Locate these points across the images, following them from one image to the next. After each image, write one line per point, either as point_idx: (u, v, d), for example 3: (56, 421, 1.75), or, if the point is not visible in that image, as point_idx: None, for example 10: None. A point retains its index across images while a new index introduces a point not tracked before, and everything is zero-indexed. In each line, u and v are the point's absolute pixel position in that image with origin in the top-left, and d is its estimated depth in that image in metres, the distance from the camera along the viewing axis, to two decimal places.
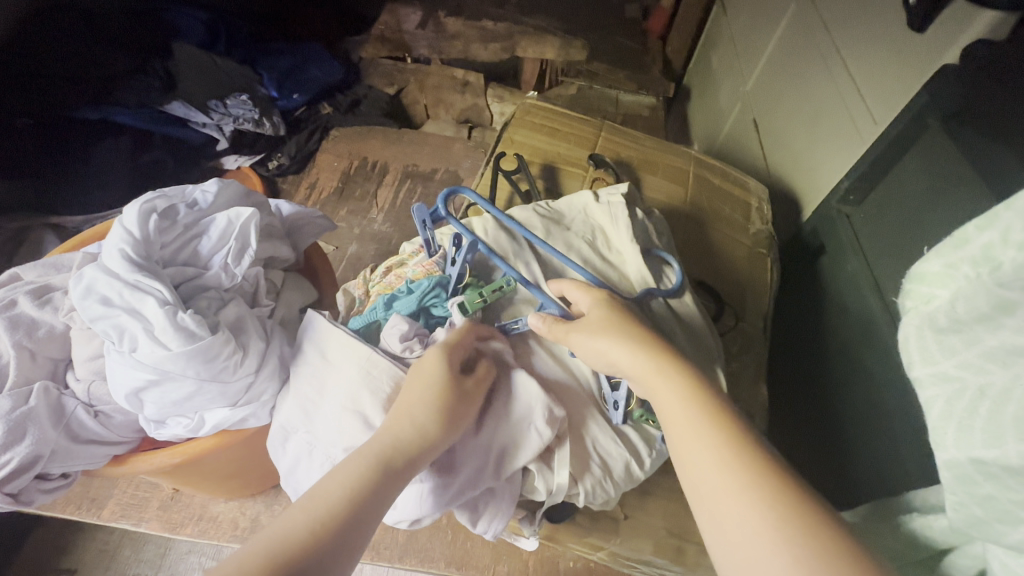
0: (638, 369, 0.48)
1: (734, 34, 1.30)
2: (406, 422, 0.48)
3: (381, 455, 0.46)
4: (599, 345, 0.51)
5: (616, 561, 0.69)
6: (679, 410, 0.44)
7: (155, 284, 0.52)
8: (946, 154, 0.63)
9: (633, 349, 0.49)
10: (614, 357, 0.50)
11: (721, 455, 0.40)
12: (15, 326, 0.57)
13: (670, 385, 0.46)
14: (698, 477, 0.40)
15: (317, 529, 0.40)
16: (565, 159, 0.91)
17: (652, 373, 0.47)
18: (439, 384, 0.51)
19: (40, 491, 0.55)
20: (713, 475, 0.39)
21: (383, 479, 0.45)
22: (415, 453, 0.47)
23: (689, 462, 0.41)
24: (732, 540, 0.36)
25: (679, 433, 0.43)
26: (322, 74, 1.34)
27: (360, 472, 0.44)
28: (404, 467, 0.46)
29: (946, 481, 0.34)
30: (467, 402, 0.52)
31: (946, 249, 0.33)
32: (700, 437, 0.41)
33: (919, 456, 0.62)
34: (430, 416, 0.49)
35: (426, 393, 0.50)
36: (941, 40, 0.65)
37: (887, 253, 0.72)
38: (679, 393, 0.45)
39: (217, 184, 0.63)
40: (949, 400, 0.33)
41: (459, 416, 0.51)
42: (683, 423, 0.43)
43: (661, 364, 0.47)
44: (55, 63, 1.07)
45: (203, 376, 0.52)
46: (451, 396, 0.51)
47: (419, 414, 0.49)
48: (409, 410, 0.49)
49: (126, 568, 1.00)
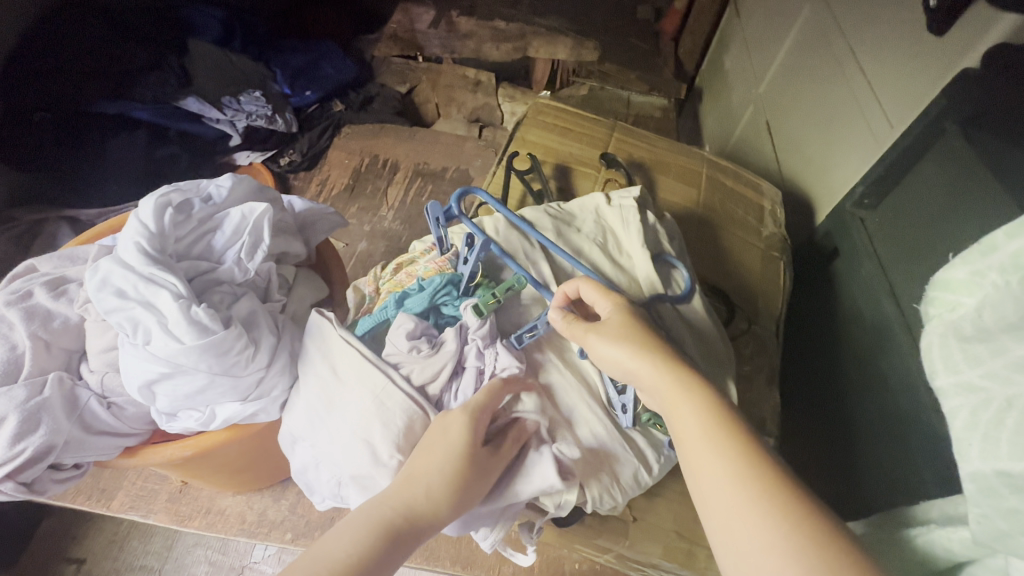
0: (655, 383, 0.47)
1: (747, 36, 1.29)
2: (422, 493, 0.48)
3: (390, 528, 0.46)
4: (615, 353, 0.50)
5: (624, 564, 0.69)
6: (693, 428, 0.43)
7: (170, 278, 0.52)
8: (965, 160, 0.62)
9: (653, 363, 0.48)
10: (631, 368, 0.49)
11: (736, 471, 0.39)
12: (31, 316, 0.58)
13: (688, 401, 0.45)
14: (711, 491, 0.40)
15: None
16: (577, 159, 0.91)
17: (671, 390, 0.46)
18: (458, 454, 0.49)
19: (53, 481, 0.55)
20: (726, 488, 0.39)
21: (389, 553, 0.45)
22: (423, 525, 0.47)
23: (701, 475, 0.41)
24: (742, 555, 0.36)
25: (693, 448, 0.42)
26: (336, 72, 1.35)
27: (367, 546, 0.45)
28: (411, 535, 0.47)
29: (968, 494, 0.33)
30: (483, 471, 0.51)
31: (972, 257, 0.33)
32: (714, 451, 0.41)
33: (933, 467, 0.61)
34: (446, 491, 0.48)
35: (444, 464, 0.49)
36: (960, 44, 0.64)
37: (903, 261, 0.70)
38: (697, 405, 0.44)
39: (231, 180, 0.64)
40: (974, 410, 0.32)
41: (474, 488, 0.50)
42: (696, 438, 0.42)
43: (681, 377, 0.46)
44: (74, 58, 1.08)
45: (215, 370, 0.52)
46: (471, 468, 0.50)
47: (436, 488, 0.48)
48: (427, 483, 0.48)
49: (135, 559, 1.01)
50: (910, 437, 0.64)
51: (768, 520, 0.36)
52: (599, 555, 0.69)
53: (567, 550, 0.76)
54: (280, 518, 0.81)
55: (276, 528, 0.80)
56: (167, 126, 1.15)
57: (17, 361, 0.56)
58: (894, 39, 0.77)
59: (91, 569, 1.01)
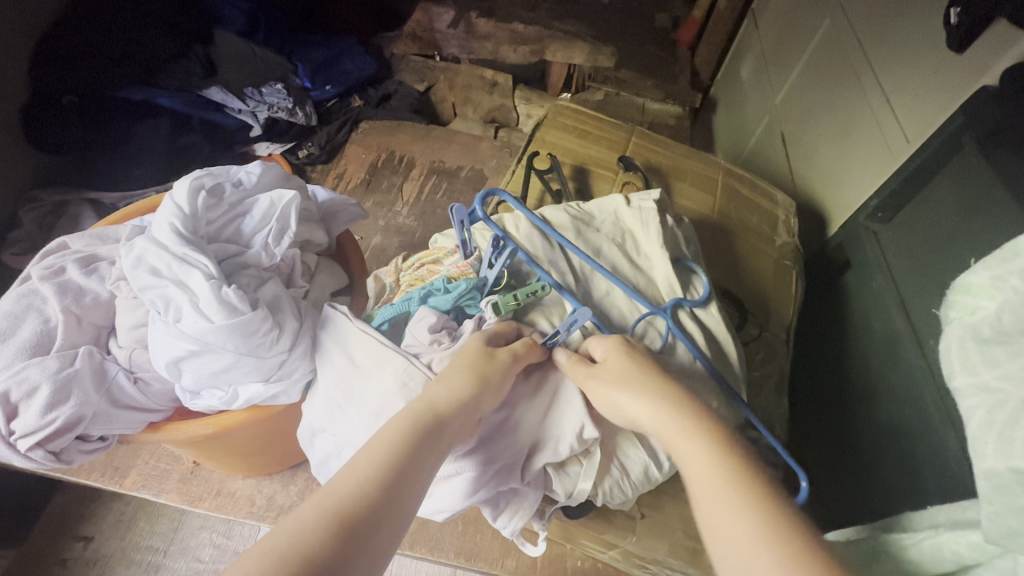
0: (665, 433, 0.48)
1: (765, 49, 1.30)
2: (440, 389, 0.50)
3: (415, 417, 0.48)
4: (616, 400, 0.52)
5: (628, 559, 0.71)
6: (700, 471, 0.44)
7: (202, 259, 0.53)
8: (981, 173, 0.63)
9: (662, 411, 0.49)
10: (639, 417, 0.50)
11: (756, 524, 0.39)
12: (63, 291, 0.60)
13: (699, 448, 0.45)
14: (728, 540, 0.39)
15: (366, 491, 0.42)
16: (596, 161, 0.92)
17: (678, 436, 0.47)
18: (474, 359, 0.53)
19: (80, 452, 0.57)
20: (745, 541, 0.38)
21: (423, 444, 0.47)
22: (446, 414, 0.49)
23: (714, 525, 0.40)
24: None
25: (710, 501, 0.41)
26: (356, 68, 1.37)
27: (402, 436, 0.46)
28: (440, 426, 0.48)
29: (982, 492, 0.34)
30: (502, 378, 0.53)
31: (993, 262, 0.34)
32: (737, 509, 0.40)
33: (938, 478, 0.62)
34: (465, 386, 0.51)
35: (460, 363, 0.53)
36: (980, 61, 0.65)
37: (914, 275, 0.71)
38: (709, 454, 0.44)
39: (261, 167, 0.65)
40: (990, 410, 0.33)
41: (496, 385, 0.52)
42: (708, 484, 0.43)
43: (691, 424, 0.47)
44: (103, 45, 1.10)
45: (241, 350, 0.54)
46: (488, 372, 0.52)
47: (452, 381, 0.51)
48: (443, 379, 0.51)
49: (141, 539, 1.03)
50: (917, 447, 0.65)
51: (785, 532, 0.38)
52: (603, 550, 0.71)
53: (570, 544, 0.77)
54: (289, 503, 0.82)
55: (284, 513, 0.81)
56: (190, 114, 1.17)
57: (49, 334, 0.58)
58: (912, 55, 0.78)
59: (97, 548, 1.02)
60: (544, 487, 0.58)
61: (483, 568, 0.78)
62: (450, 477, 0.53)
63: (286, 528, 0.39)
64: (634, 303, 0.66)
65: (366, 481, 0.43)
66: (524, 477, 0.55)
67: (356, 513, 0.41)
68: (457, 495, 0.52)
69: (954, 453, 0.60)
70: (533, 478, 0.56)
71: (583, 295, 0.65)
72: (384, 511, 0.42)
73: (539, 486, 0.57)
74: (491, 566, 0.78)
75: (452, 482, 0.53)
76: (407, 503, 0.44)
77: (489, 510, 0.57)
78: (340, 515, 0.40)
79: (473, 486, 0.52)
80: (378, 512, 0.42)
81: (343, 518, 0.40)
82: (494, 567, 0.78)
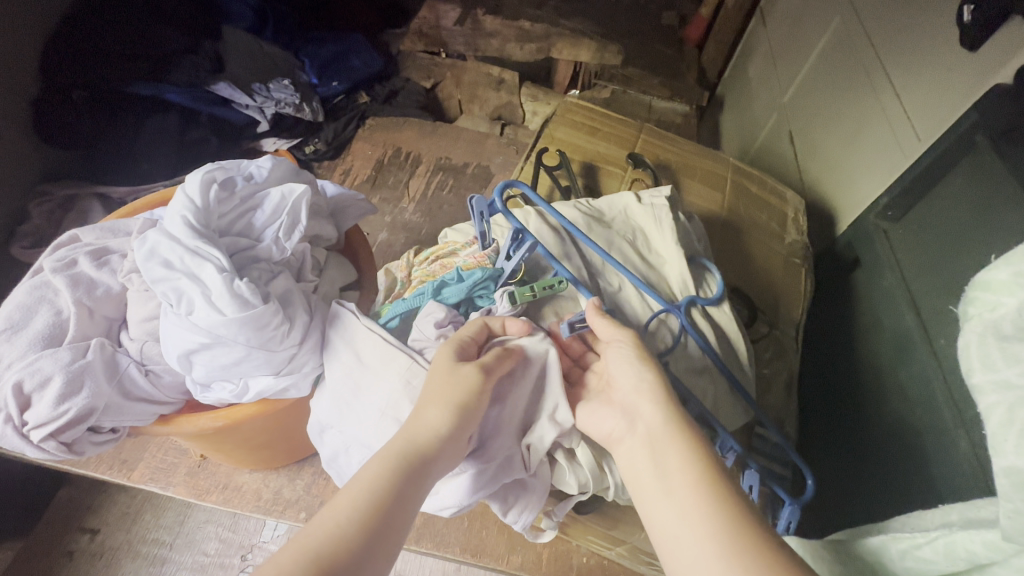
0: (650, 434, 0.50)
1: (773, 47, 1.29)
2: (421, 420, 0.50)
3: (400, 453, 0.48)
4: (627, 381, 0.54)
5: (634, 554, 0.71)
6: (677, 482, 0.46)
7: (214, 251, 0.54)
8: (994, 172, 0.62)
9: (660, 407, 0.51)
10: (639, 409, 0.52)
11: (737, 528, 0.41)
12: (75, 283, 0.60)
13: (680, 458, 0.47)
14: (702, 540, 0.41)
15: (349, 528, 0.42)
16: (604, 158, 0.92)
17: (664, 436, 0.49)
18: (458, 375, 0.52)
19: (91, 443, 0.57)
20: (722, 540, 0.41)
21: (410, 477, 0.47)
22: (435, 449, 0.49)
23: (691, 524, 0.43)
24: None
25: (691, 503, 0.44)
26: (363, 65, 1.37)
27: (387, 474, 0.46)
28: (428, 462, 0.48)
29: (1002, 490, 0.34)
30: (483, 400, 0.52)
31: (1016, 258, 0.34)
32: (715, 512, 0.42)
33: (948, 477, 0.61)
34: (444, 414, 0.50)
35: (436, 392, 0.51)
36: (993, 59, 0.65)
37: (925, 274, 0.71)
38: (693, 459, 0.47)
39: (272, 161, 0.65)
40: (1011, 407, 0.33)
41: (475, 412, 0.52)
42: (683, 498, 0.44)
43: (679, 427, 0.49)
44: (111, 39, 1.10)
45: (253, 343, 0.54)
46: (468, 397, 0.51)
47: (431, 412, 0.50)
48: (422, 409, 0.51)
49: (147, 532, 1.03)
50: (927, 446, 0.65)
51: (772, 551, 0.39)
52: (610, 546, 0.72)
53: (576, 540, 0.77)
54: (295, 497, 0.83)
55: (291, 506, 0.82)
56: (198, 109, 1.17)
57: (61, 325, 0.58)
58: (922, 53, 0.77)
59: (104, 541, 1.02)
60: (556, 480, 0.57)
61: (489, 564, 0.78)
62: (457, 475, 0.54)
63: (289, 554, 0.40)
64: (647, 299, 0.65)
65: (352, 514, 0.43)
66: (529, 465, 0.54)
67: (337, 553, 0.41)
68: (461, 493, 0.53)
69: (964, 453, 0.60)
70: (540, 470, 0.56)
71: (595, 289, 0.65)
72: (370, 546, 0.42)
73: (547, 480, 0.56)
74: (497, 562, 0.78)
75: (458, 479, 0.54)
76: (393, 536, 0.44)
77: (498, 505, 0.56)
78: (322, 554, 0.40)
79: (477, 483, 0.53)
80: (364, 549, 0.42)
81: (324, 558, 0.40)
82: (500, 562, 0.78)
